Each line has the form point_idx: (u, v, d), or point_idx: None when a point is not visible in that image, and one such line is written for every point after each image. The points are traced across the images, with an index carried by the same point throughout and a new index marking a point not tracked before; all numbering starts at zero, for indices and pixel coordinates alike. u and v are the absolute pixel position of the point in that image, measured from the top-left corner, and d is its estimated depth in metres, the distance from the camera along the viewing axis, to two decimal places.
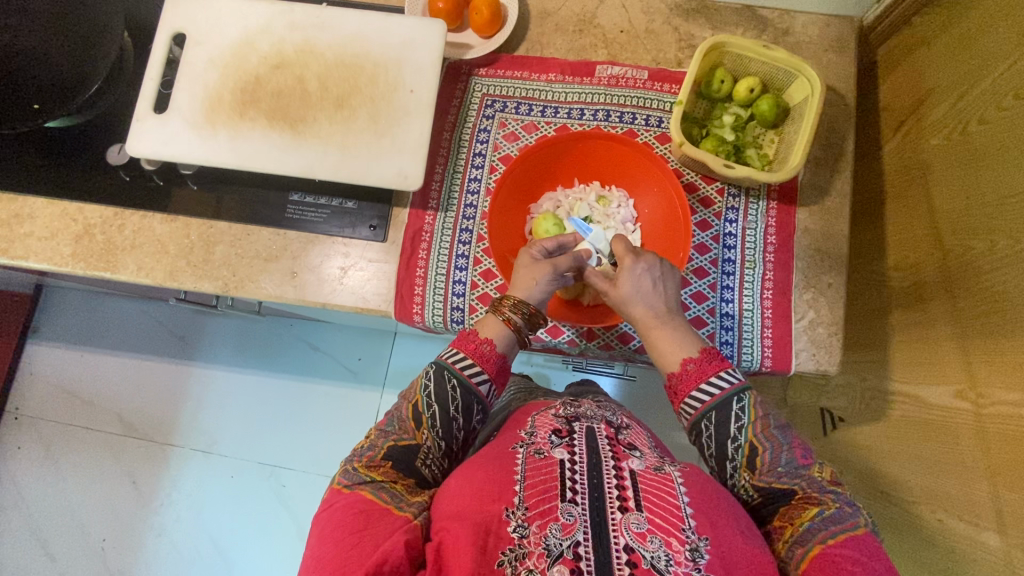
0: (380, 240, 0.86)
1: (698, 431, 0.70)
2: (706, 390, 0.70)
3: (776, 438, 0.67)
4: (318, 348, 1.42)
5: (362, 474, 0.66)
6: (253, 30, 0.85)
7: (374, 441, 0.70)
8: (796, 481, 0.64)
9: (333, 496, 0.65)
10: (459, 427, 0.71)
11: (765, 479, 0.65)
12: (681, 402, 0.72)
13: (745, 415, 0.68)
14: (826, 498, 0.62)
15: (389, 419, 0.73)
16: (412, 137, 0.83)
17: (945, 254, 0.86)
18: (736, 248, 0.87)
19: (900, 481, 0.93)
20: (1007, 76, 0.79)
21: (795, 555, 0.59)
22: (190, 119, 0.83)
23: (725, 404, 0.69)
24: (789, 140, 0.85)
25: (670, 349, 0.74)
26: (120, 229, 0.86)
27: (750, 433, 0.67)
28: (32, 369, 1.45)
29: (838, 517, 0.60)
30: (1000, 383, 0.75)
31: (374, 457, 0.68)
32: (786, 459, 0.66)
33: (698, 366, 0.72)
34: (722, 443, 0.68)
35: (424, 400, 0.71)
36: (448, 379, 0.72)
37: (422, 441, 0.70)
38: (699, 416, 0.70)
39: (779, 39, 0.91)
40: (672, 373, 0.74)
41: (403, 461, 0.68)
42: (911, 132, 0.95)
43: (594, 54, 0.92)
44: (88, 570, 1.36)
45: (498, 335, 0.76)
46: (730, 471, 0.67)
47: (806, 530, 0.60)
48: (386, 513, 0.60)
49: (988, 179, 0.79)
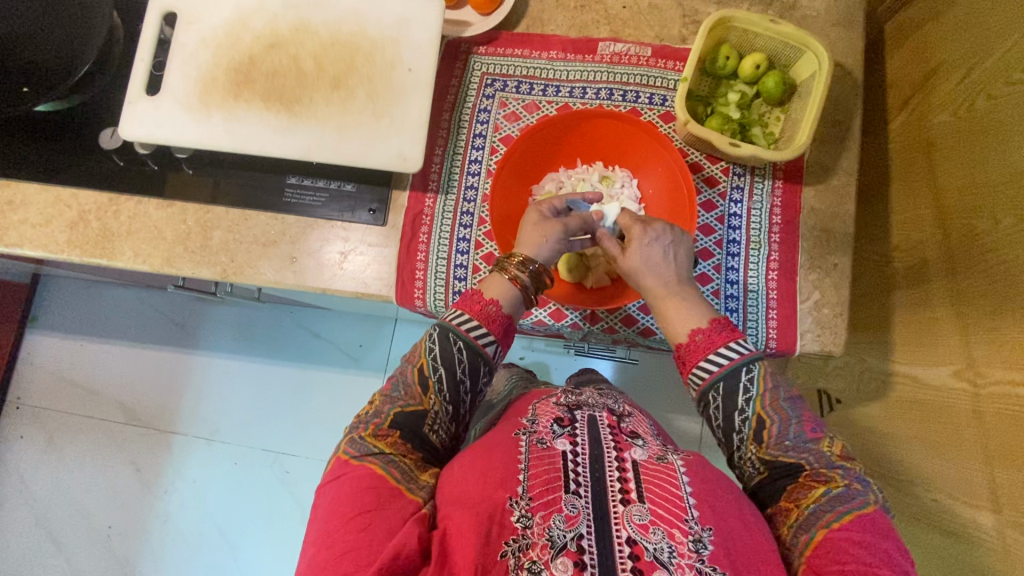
0: (380, 224, 0.85)
1: (707, 401, 0.68)
2: (716, 360, 0.68)
3: (785, 412, 0.65)
4: (319, 334, 1.41)
5: (370, 444, 0.64)
6: (246, 9, 0.83)
7: (379, 408, 0.68)
8: (804, 456, 0.63)
9: (340, 467, 0.63)
10: (465, 390, 0.70)
11: (772, 453, 0.64)
12: (689, 371, 0.70)
13: (754, 387, 0.66)
14: (834, 474, 0.61)
15: (393, 383, 0.71)
16: (410, 117, 0.81)
17: (949, 233, 0.85)
18: (742, 228, 0.85)
19: (899, 460, 0.93)
20: (1016, 49, 0.76)
21: (800, 540, 0.59)
22: (183, 101, 0.81)
23: (734, 374, 0.67)
24: (796, 117, 0.84)
25: (680, 319, 0.72)
26: (115, 215, 0.85)
27: (758, 405, 0.66)
28: (33, 358, 1.44)
29: (846, 496, 0.59)
30: (998, 363, 0.74)
31: (380, 426, 0.66)
32: (794, 433, 0.64)
33: (707, 338, 0.69)
34: (730, 414, 0.66)
35: (430, 364, 0.69)
36: (453, 342, 0.70)
37: (428, 406, 0.68)
38: (707, 387, 0.68)
39: (786, 14, 0.89)
40: (681, 343, 0.71)
41: (411, 430, 0.67)
42: (917, 108, 0.93)
43: (596, 31, 0.90)
44: (94, 556, 1.37)
45: (503, 296, 0.73)
46: (736, 442, 0.66)
47: (811, 512, 0.59)
48: (396, 495, 0.60)
49: (994, 156, 0.78)
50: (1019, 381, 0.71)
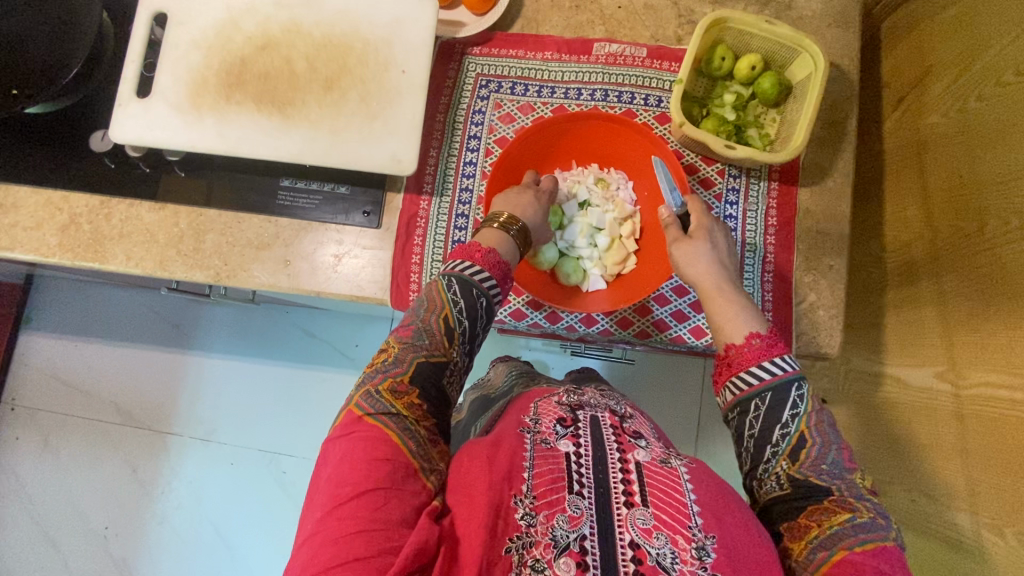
0: (374, 226, 0.84)
1: (745, 407, 0.67)
2: (768, 368, 0.67)
3: (828, 435, 0.63)
4: (314, 334, 1.41)
5: (388, 401, 0.62)
6: (237, 9, 0.82)
7: (400, 356, 0.67)
8: (835, 482, 0.61)
9: (352, 423, 0.61)
10: (480, 340, 0.73)
11: (803, 472, 0.62)
12: (730, 376, 0.69)
13: (801, 405, 0.65)
14: (860, 506, 0.59)
15: (412, 331, 0.69)
16: (404, 119, 0.80)
17: (936, 234, 0.85)
18: (737, 231, 0.85)
19: (882, 460, 0.94)
20: (1008, 50, 0.76)
21: (816, 558, 0.57)
22: (174, 103, 0.81)
23: (782, 388, 0.66)
24: (792, 119, 0.83)
25: (738, 319, 0.72)
26: (107, 218, 0.84)
27: (803, 424, 0.64)
28: (27, 359, 1.44)
29: (869, 526, 0.57)
30: (979, 363, 0.75)
31: (400, 381, 0.64)
32: (833, 459, 0.62)
33: (763, 345, 0.69)
34: (769, 426, 0.64)
35: (455, 316, 0.70)
36: (476, 296, 0.72)
37: (451, 356, 0.69)
38: (751, 394, 0.66)
39: (781, 14, 0.89)
40: (735, 345, 0.70)
41: (430, 380, 0.66)
42: (910, 108, 0.93)
43: (591, 31, 0.90)
44: (91, 557, 1.37)
45: (503, 245, 0.75)
46: (767, 454, 0.64)
47: (833, 533, 0.57)
48: (410, 474, 0.58)
49: (983, 159, 0.77)
50: (1000, 382, 0.71)
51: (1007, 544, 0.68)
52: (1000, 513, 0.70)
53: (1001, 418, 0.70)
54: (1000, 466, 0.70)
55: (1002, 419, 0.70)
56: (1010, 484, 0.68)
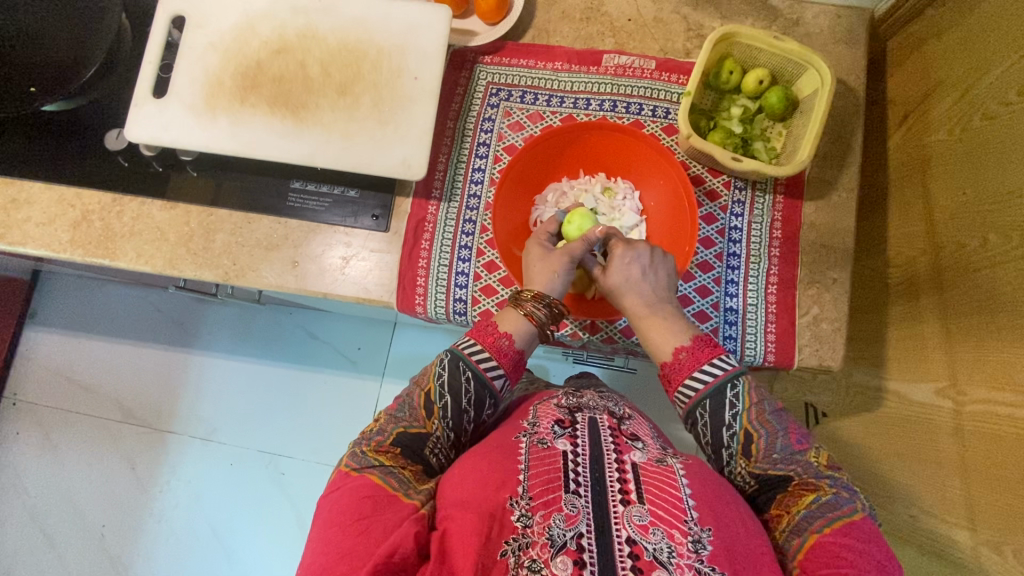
0: (382, 230, 0.85)
1: (694, 419, 0.70)
2: (700, 378, 0.70)
3: (772, 424, 0.67)
4: (317, 337, 1.41)
5: (370, 458, 0.66)
6: (254, 14, 0.84)
7: (382, 426, 0.70)
8: (792, 468, 0.65)
9: (340, 478, 0.64)
10: (469, 419, 0.72)
11: (761, 467, 0.66)
12: (676, 390, 0.72)
13: (739, 402, 0.68)
14: (822, 484, 0.63)
15: (399, 405, 0.73)
16: (415, 125, 0.81)
17: (938, 250, 0.86)
18: (742, 242, 0.86)
19: (881, 475, 0.94)
20: (1012, 70, 0.77)
21: (793, 544, 0.61)
22: (190, 104, 0.82)
23: (720, 392, 0.69)
24: (798, 133, 0.84)
25: (664, 338, 0.75)
26: (119, 216, 0.85)
27: (745, 420, 0.67)
28: (31, 354, 1.44)
29: (833, 504, 0.61)
30: (979, 380, 0.75)
31: (382, 442, 0.68)
32: (782, 446, 0.66)
33: (690, 354, 0.72)
34: (717, 430, 0.68)
35: (437, 390, 0.71)
36: (462, 371, 0.72)
37: (431, 430, 0.70)
38: (695, 403, 0.70)
39: (789, 30, 0.90)
40: (665, 363, 0.74)
41: (412, 448, 0.69)
42: (915, 126, 0.94)
43: (601, 43, 0.91)
44: (88, 554, 1.37)
45: (518, 329, 0.75)
46: (725, 458, 0.68)
47: (802, 518, 0.61)
48: (394, 500, 0.61)
49: (987, 176, 0.78)
50: (1000, 399, 0.72)
51: (1005, 561, 0.68)
52: (998, 528, 0.70)
53: (1001, 434, 0.71)
54: (1001, 482, 0.70)
55: (1002, 435, 0.71)
56: (1009, 500, 0.69)
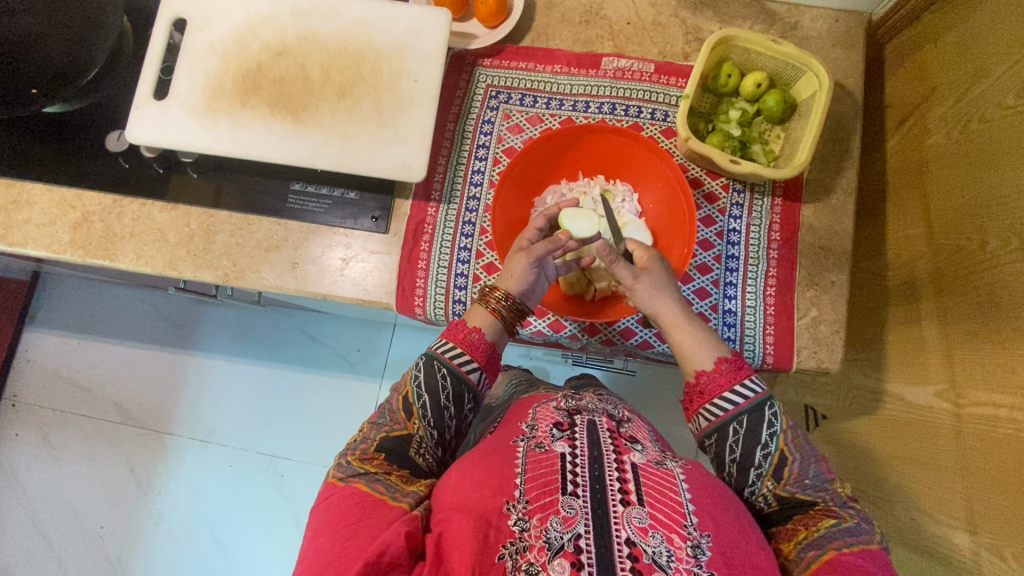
0: (382, 231, 0.86)
1: (725, 432, 0.69)
2: (740, 393, 0.70)
3: (806, 450, 0.68)
4: (316, 338, 1.42)
5: (356, 466, 0.66)
6: (255, 17, 0.84)
7: (366, 434, 0.71)
8: (819, 494, 0.65)
9: (327, 489, 0.65)
10: (450, 415, 0.72)
11: (789, 489, 0.66)
12: (701, 406, 0.72)
13: (778, 423, 0.68)
14: (844, 512, 0.64)
15: (380, 411, 0.74)
16: (415, 128, 0.82)
17: (937, 253, 0.86)
18: (741, 244, 0.86)
19: (880, 479, 0.94)
20: (1010, 74, 0.77)
21: (806, 556, 0.61)
22: (190, 106, 0.82)
23: (758, 409, 0.69)
24: (796, 136, 0.85)
25: (701, 346, 0.74)
26: (119, 217, 0.85)
27: (781, 442, 0.67)
28: (30, 356, 1.44)
29: (855, 530, 0.62)
30: (978, 383, 0.76)
31: (367, 450, 0.68)
32: (814, 472, 0.67)
33: (731, 367, 0.72)
34: (750, 449, 0.67)
35: (414, 391, 0.72)
36: (438, 369, 0.72)
37: (413, 430, 0.71)
38: (727, 419, 0.69)
39: (787, 34, 0.90)
40: (700, 372, 0.73)
41: (395, 452, 0.69)
42: (914, 128, 0.94)
43: (600, 46, 0.91)
44: (85, 557, 1.36)
45: (487, 326, 0.76)
46: (752, 477, 0.67)
47: (822, 535, 0.61)
48: (381, 504, 0.61)
49: (985, 179, 0.78)
50: (999, 402, 0.72)
51: (1005, 563, 0.68)
52: (998, 532, 0.70)
53: (1001, 436, 0.71)
54: (1001, 485, 0.70)
55: (1001, 438, 0.71)
56: (1009, 502, 0.69)
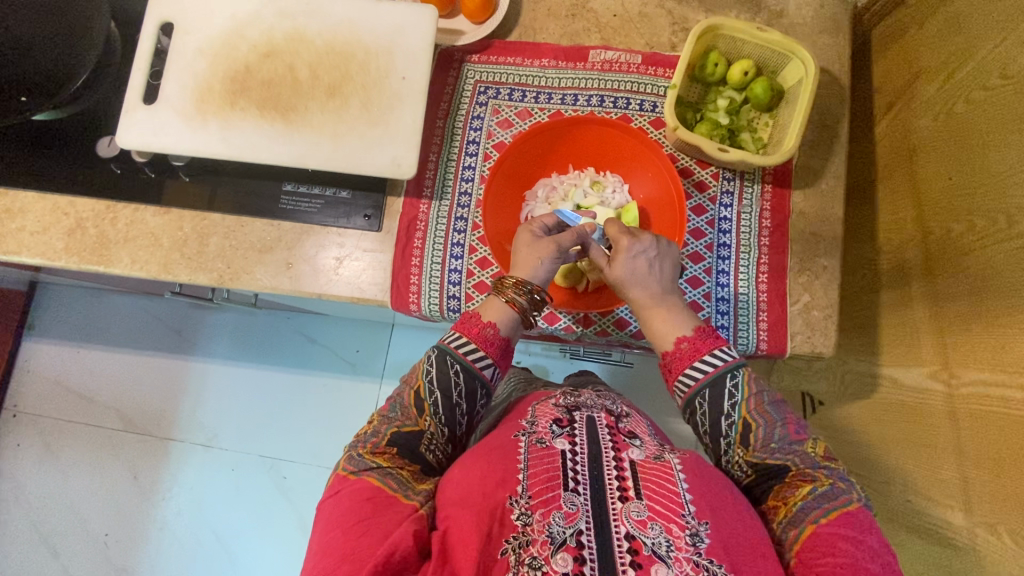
0: (375, 229, 0.86)
1: (692, 408, 0.71)
2: (700, 368, 0.71)
3: (770, 415, 0.68)
4: (315, 340, 1.42)
5: (367, 460, 0.66)
6: (242, 19, 0.84)
7: (377, 428, 0.71)
8: (789, 457, 0.65)
9: (339, 483, 0.65)
10: (462, 412, 0.72)
11: (759, 456, 0.66)
12: (676, 379, 0.73)
13: (738, 393, 0.69)
14: (819, 474, 0.64)
15: (392, 405, 0.73)
16: (405, 124, 0.82)
17: (926, 234, 0.87)
18: (732, 232, 0.86)
19: (877, 462, 0.94)
20: (995, 53, 0.77)
21: (789, 535, 0.62)
22: (180, 110, 0.82)
23: (718, 382, 0.70)
24: (783, 123, 0.85)
25: (665, 329, 0.75)
26: (112, 222, 0.86)
27: (744, 410, 0.68)
28: (31, 365, 1.45)
29: (832, 493, 0.62)
30: (971, 362, 0.76)
31: (378, 444, 0.68)
32: (780, 435, 0.67)
33: (691, 347, 0.73)
34: (716, 419, 0.69)
35: (426, 387, 0.71)
36: (450, 364, 0.72)
37: (424, 427, 0.70)
38: (694, 394, 0.70)
39: (773, 22, 0.91)
40: (666, 352, 0.75)
41: (407, 447, 0.69)
42: (901, 113, 0.94)
43: (587, 39, 0.92)
44: (90, 564, 1.37)
45: (500, 317, 0.75)
46: (724, 446, 0.69)
47: (799, 509, 0.62)
48: (394, 501, 0.61)
49: (973, 160, 0.79)
50: (991, 381, 0.72)
51: (1000, 541, 0.69)
52: (992, 510, 0.71)
53: (995, 415, 0.71)
54: (995, 462, 0.71)
55: (995, 417, 0.71)
56: (1004, 480, 0.69)
